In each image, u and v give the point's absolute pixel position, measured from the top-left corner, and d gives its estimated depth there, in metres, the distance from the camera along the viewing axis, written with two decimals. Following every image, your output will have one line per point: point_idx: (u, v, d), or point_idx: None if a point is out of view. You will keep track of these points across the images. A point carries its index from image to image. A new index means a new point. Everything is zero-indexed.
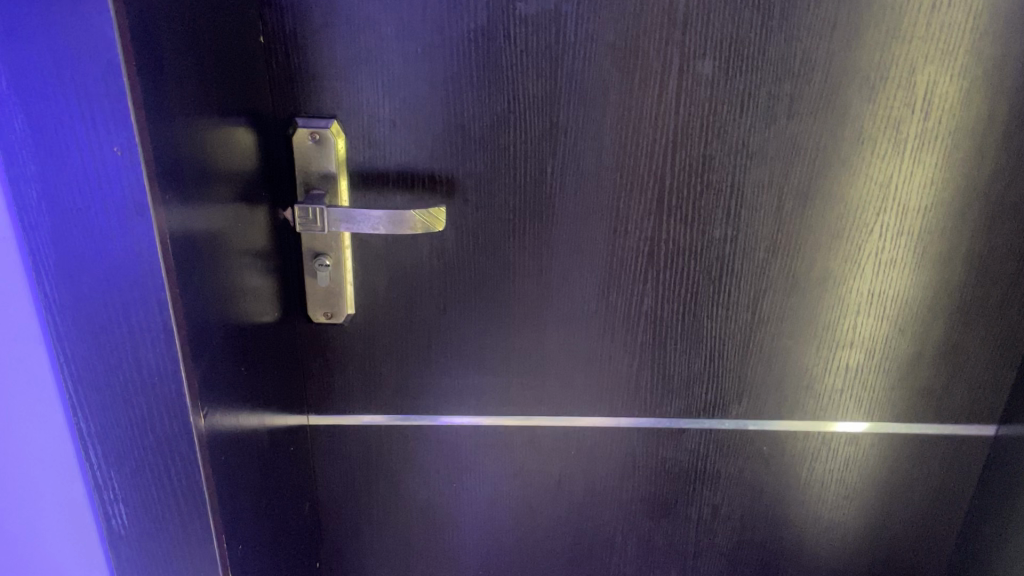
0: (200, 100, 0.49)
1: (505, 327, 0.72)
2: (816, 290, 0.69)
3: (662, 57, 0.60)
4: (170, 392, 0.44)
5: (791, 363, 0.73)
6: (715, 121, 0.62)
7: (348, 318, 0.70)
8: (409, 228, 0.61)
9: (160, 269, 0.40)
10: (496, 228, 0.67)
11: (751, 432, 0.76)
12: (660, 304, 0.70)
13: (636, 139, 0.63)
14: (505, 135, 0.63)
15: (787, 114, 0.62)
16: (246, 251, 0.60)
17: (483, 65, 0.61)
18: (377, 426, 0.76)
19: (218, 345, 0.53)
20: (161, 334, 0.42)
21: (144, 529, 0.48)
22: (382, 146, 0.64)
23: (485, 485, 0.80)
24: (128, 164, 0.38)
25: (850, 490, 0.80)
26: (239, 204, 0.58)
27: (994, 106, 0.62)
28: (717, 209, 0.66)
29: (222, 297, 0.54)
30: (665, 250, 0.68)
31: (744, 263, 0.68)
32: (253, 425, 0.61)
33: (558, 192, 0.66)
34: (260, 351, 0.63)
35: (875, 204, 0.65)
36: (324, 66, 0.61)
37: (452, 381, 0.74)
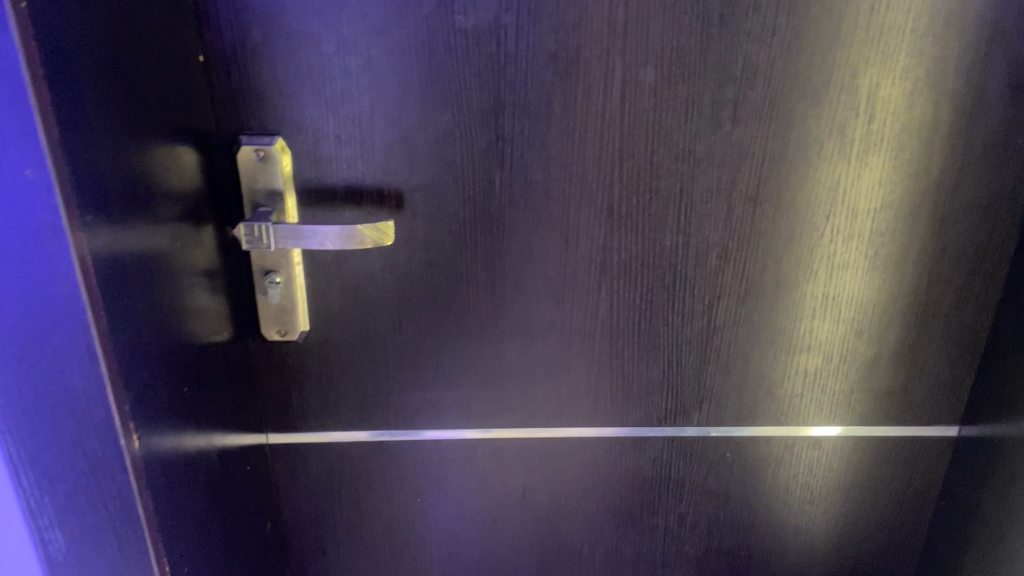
0: (133, 124, 0.50)
1: (461, 340, 0.71)
2: (770, 295, 0.69)
3: (604, 65, 0.60)
4: (99, 413, 0.45)
5: (749, 369, 0.72)
6: (660, 129, 0.62)
7: (302, 335, 0.70)
8: (356, 243, 0.61)
9: (80, 290, 0.42)
10: (447, 241, 0.67)
11: (713, 438, 0.76)
12: (615, 313, 0.70)
13: (582, 149, 0.63)
14: (451, 148, 0.63)
15: (731, 120, 0.62)
16: (193, 272, 0.60)
17: (425, 78, 0.61)
18: (337, 443, 0.75)
19: (157, 367, 0.53)
20: (85, 354, 0.43)
21: (82, 553, 0.48)
22: (328, 161, 0.63)
23: (449, 500, 0.79)
24: (42, 185, 0.39)
25: (815, 494, 0.79)
26: (183, 223, 0.58)
27: (938, 106, 0.62)
28: (667, 217, 0.66)
29: (164, 318, 0.54)
30: (617, 258, 0.68)
31: (697, 269, 0.68)
32: (197, 446, 0.60)
33: (507, 204, 0.65)
34: (205, 371, 0.62)
35: (824, 208, 0.65)
36: (266, 83, 0.60)
37: (411, 396, 0.74)
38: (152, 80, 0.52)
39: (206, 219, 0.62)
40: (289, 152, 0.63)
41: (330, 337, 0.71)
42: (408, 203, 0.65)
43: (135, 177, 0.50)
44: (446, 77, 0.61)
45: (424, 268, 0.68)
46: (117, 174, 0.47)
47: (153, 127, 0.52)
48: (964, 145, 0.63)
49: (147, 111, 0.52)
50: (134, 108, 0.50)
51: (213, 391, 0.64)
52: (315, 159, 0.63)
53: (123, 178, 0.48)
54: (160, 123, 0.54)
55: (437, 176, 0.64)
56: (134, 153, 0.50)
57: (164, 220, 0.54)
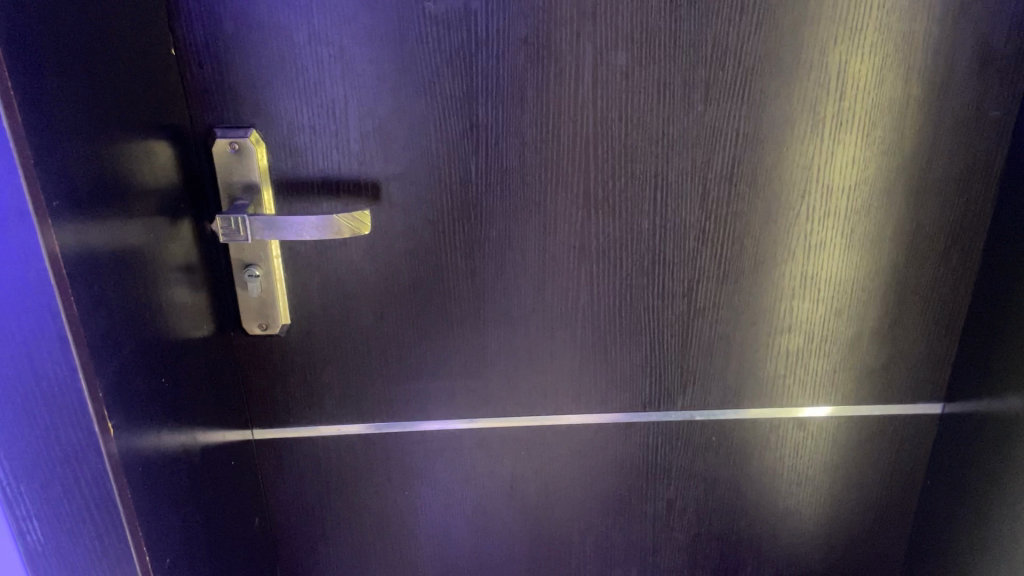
0: (104, 118, 0.50)
1: (444, 330, 0.71)
2: (750, 275, 0.69)
3: (576, 50, 0.61)
4: (72, 401, 0.45)
5: (731, 351, 0.73)
6: (633, 112, 0.63)
7: (284, 328, 0.70)
8: (334, 233, 0.61)
9: (48, 276, 0.42)
10: (425, 230, 0.67)
11: (698, 422, 0.76)
12: (595, 298, 0.70)
13: (556, 134, 0.64)
14: (425, 137, 0.63)
15: (703, 101, 0.62)
16: (171, 267, 0.60)
17: (397, 66, 0.61)
18: (323, 437, 0.76)
19: (134, 358, 0.53)
20: (57, 341, 0.43)
21: (60, 543, 0.48)
22: (304, 153, 0.64)
23: (437, 492, 0.79)
24: (5, 170, 0.39)
25: (803, 477, 0.79)
26: (160, 218, 0.58)
27: (908, 82, 0.62)
28: (644, 200, 0.66)
29: (141, 313, 0.54)
30: (596, 243, 0.68)
31: (675, 252, 0.68)
32: (179, 441, 0.60)
33: (484, 191, 0.66)
34: (185, 365, 0.62)
35: (800, 187, 0.66)
36: (239, 76, 0.61)
37: (395, 387, 0.74)
38: (122, 75, 0.52)
39: (184, 214, 0.62)
40: (265, 144, 0.63)
41: (312, 330, 0.71)
42: (385, 193, 0.65)
43: (108, 171, 0.50)
44: (418, 65, 0.61)
45: (403, 258, 0.68)
46: (87, 165, 0.47)
47: (125, 122, 0.53)
48: (935, 120, 0.63)
49: (118, 105, 0.52)
50: (104, 102, 0.50)
51: (194, 387, 0.64)
52: (290, 151, 0.63)
53: (95, 170, 0.48)
54: (132, 117, 0.54)
55: (412, 166, 0.64)
56: (106, 146, 0.50)
57: (138, 215, 0.54)
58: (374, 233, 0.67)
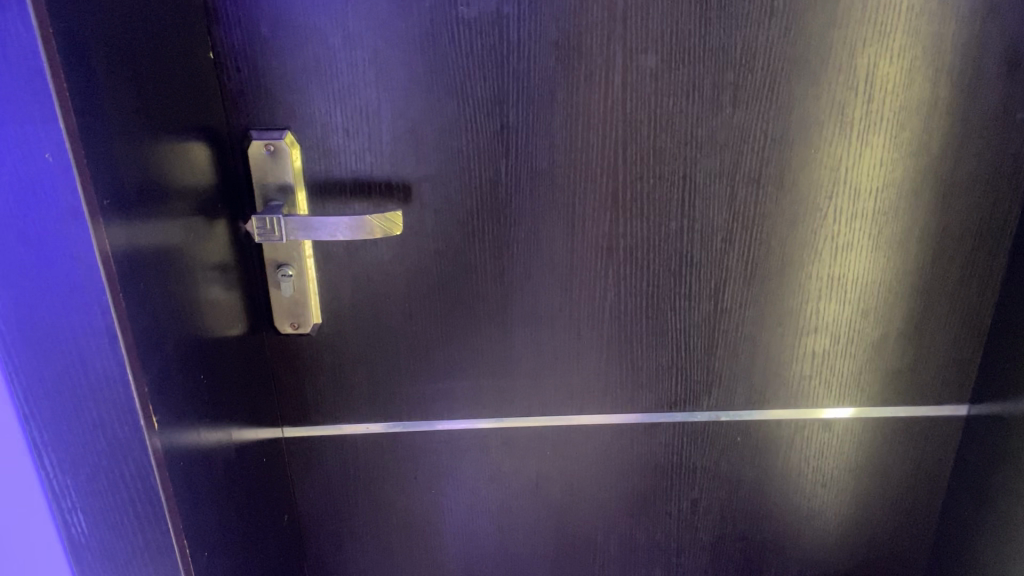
0: (148, 119, 0.51)
1: (472, 330, 0.72)
2: (776, 276, 0.70)
3: (605, 53, 0.61)
4: (119, 395, 0.46)
5: (757, 352, 0.73)
6: (662, 114, 0.63)
7: (314, 327, 0.71)
8: (366, 234, 0.62)
9: (100, 273, 0.43)
10: (455, 230, 0.68)
11: (723, 423, 0.77)
12: (622, 298, 0.71)
13: (586, 136, 0.64)
14: (457, 138, 0.64)
15: (732, 103, 0.63)
16: (207, 266, 0.61)
17: (430, 69, 0.62)
18: (351, 435, 0.77)
19: (175, 355, 0.54)
20: (106, 336, 0.44)
21: (104, 536, 0.49)
22: (337, 155, 0.65)
23: (463, 491, 0.80)
24: (61, 168, 0.40)
25: (827, 478, 0.80)
26: (197, 218, 0.59)
27: (936, 84, 0.62)
28: (671, 201, 0.67)
29: (180, 311, 0.56)
30: (624, 244, 0.68)
31: (702, 253, 0.69)
32: (214, 437, 0.61)
33: (514, 193, 0.66)
34: (220, 362, 0.63)
35: (827, 188, 0.66)
36: (274, 79, 0.62)
37: (422, 387, 0.75)
38: (165, 78, 0.54)
39: (219, 214, 0.63)
40: (299, 146, 0.64)
41: (343, 329, 0.72)
42: (416, 194, 0.66)
43: (151, 171, 0.51)
44: (450, 68, 0.62)
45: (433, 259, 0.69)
46: (132, 165, 0.48)
47: (166, 124, 0.54)
48: (963, 122, 0.64)
49: (160, 108, 0.53)
50: (149, 104, 0.51)
51: (229, 385, 0.65)
52: (324, 152, 0.64)
53: (140, 170, 0.49)
54: (173, 119, 0.55)
55: (443, 168, 0.65)
56: (150, 147, 0.51)
57: (178, 214, 0.55)
58: (404, 234, 0.68)
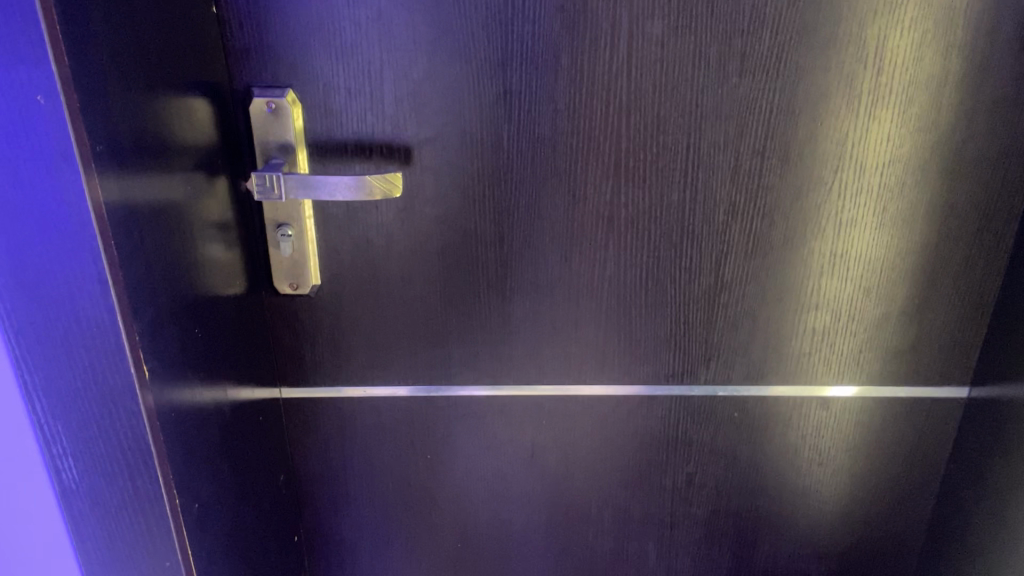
0: (148, 73, 0.51)
1: (471, 296, 0.72)
2: (780, 251, 0.69)
3: (611, 18, 0.61)
4: (110, 342, 0.46)
5: (756, 327, 0.73)
6: (667, 82, 0.63)
7: (313, 289, 0.71)
8: (365, 195, 0.62)
9: (90, 219, 0.43)
10: (455, 195, 0.68)
11: (721, 398, 0.76)
12: (623, 270, 0.70)
13: (589, 103, 0.64)
14: (459, 101, 0.64)
15: (738, 73, 0.62)
16: (207, 223, 0.61)
17: (433, 30, 0.61)
18: (349, 397, 0.77)
19: (170, 308, 0.54)
20: (96, 282, 0.45)
21: (95, 481, 0.50)
22: (339, 115, 0.64)
23: (459, 457, 0.80)
24: (52, 110, 0.40)
25: (824, 456, 0.79)
26: (197, 173, 0.59)
27: (947, 59, 0.61)
28: (674, 172, 0.66)
29: (178, 266, 0.56)
30: (625, 214, 0.68)
31: (704, 225, 0.68)
32: (209, 392, 0.62)
33: (515, 159, 0.66)
34: (217, 319, 0.64)
35: (833, 162, 0.65)
36: (277, 36, 0.62)
37: (420, 352, 0.75)
38: (166, 32, 0.54)
39: (219, 172, 0.63)
40: (300, 105, 0.64)
41: (342, 291, 0.72)
42: (417, 157, 0.66)
43: (150, 123, 0.51)
44: (454, 29, 0.61)
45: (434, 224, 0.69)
46: (128, 114, 0.48)
47: (168, 79, 0.54)
48: (973, 99, 0.63)
49: (162, 62, 0.53)
50: (149, 59, 0.51)
51: (226, 343, 0.65)
52: (325, 111, 0.64)
53: (136, 120, 0.49)
54: (174, 72, 0.55)
55: (445, 131, 0.65)
56: (149, 101, 0.51)
57: (178, 170, 0.56)
58: (405, 197, 0.68)
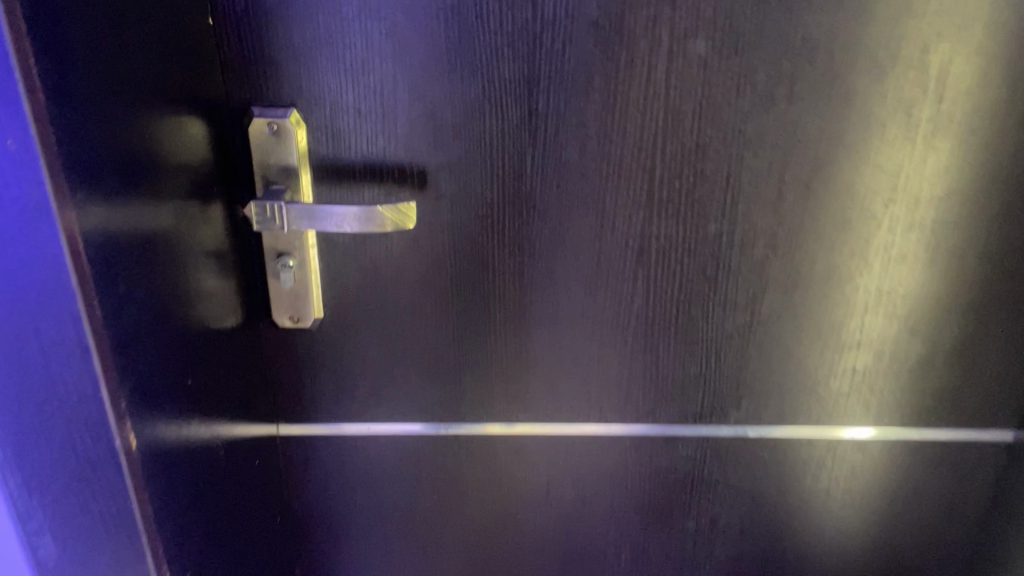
0: (137, 97, 0.45)
1: (486, 330, 0.67)
2: (822, 288, 0.64)
3: (650, 37, 0.55)
4: (93, 411, 0.41)
5: (792, 366, 0.68)
6: (708, 107, 0.57)
7: (315, 322, 0.66)
8: (375, 226, 0.56)
9: (70, 279, 0.38)
10: (472, 224, 0.62)
11: (750, 439, 0.71)
12: (651, 305, 0.65)
13: (622, 128, 0.58)
14: (480, 124, 0.58)
15: (787, 98, 0.57)
16: (199, 255, 0.55)
17: (453, 46, 0.56)
18: (351, 435, 0.71)
19: (159, 358, 0.49)
20: (77, 348, 0.39)
21: (75, 560, 0.44)
22: (347, 137, 0.59)
23: (468, 498, 0.75)
24: (25, 157, 0.35)
25: (856, 499, 0.75)
26: (191, 201, 0.53)
27: (1014, 86, 0.56)
28: (712, 203, 0.61)
29: (168, 308, 0.50)
30: (656, 246, 0.63)
31: (741, 259, 0.63)
32: (202, 441, 0.56)
33: (539, 186, 0.61)
34: (211, 358, 0.58)
35: (884, 195, 0.60)
36: (280, 51, 0.56)
37: (430, 386, 0.70)
38: (157, 48, 0.48)
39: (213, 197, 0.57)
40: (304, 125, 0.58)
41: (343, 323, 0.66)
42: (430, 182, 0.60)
43: (139, 153, 0.45)
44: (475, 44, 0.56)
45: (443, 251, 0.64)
46: (112, 146, 0.42)
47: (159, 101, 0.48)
48: None
49: (153, 83, 0.47)
50: (138, 80, 0.45)
51: (219, 383, 0.60)
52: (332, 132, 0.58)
53: (121, 150, 0.43)
54: (165, 93, 0.49)
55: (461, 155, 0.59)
56: (138, 128, 0.45)
57: (168, 202, 0.50)
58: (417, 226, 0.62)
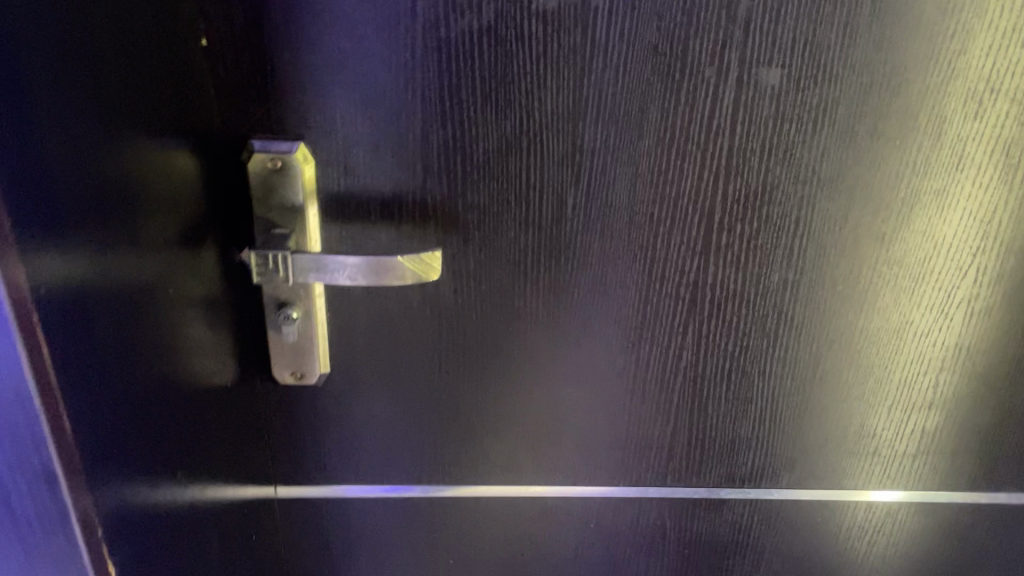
0: (116, 140, 0.37)
1: (513, 386, 0.59)
2: (894, 343, 0.57)
3: (717, 64, 0.47)
4: (62, 544, 0.35)
5: (854, 427, 0.61)
6: (779, 144, 0.50)
7: (321, 378, 0.58)
8: (394, 279, 0.49)
9: (30, 399, 0.31)
10: (502, 271, 0.54)
11: (802, 503, 0.64)
12: (701, 359, 0.58)
13: (679, 166, 0.51)
14: (515, 161, 0.51)
15: (869, 135, 0.49)
16: (189, 311, 0.48)
17: (488, 72, 0.48)
18: (359, 498, 0.64)
19: (141, 445, 0.41)
20: (41, 476, 0.33)
21: None
22: (361, 174, 0.51)
23: (487, 563, 0.67)
24: None
25: (914, 565, 0.68)
26: (180, 250, 0.46)
27: None
28: (776, 250, 0.53)
29: (153, 381, 0.43)
30: (710, 296, 0.55)
31: (805, 312, 0.56)
32: (189, 528, 0.49)
33: (580, 230, 0.53)
34: (203, 425, 0.51)
35: (971, 243, 0.53)
36: (285, 76, 0.48)
37: (448, 447, 0.62)
38: (143, 77, 0.40)
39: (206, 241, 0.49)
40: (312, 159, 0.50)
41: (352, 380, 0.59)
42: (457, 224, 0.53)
43: (116, 211, 0.38)
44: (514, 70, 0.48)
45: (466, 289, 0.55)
46: (81, 206, 0.34)
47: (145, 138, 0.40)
48: None
49: (137, 119, 0.40)
50: (119, 119, 0.38)
51: (211, 454, 0.52)
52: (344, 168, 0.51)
53: (93, 210, 0.35)
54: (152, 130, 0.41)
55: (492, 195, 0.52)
56: (117, 177, 0.38)
57: (152, 256, 0.42)
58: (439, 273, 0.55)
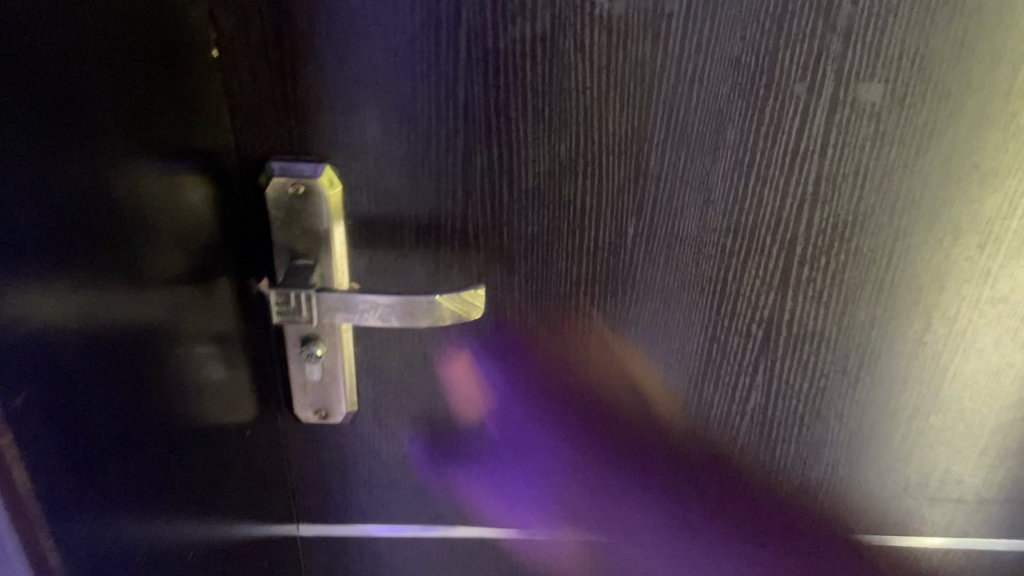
0: (114, 178, 0.32)
1: (559, 426, 0.54)
2: (989, 387, 0.51)
3: (810, 80, 0.41)
4: None
5: (936, 473, 0.55)
6: (876, 171, 0.43)
7: (348, 417, 0.52)
8: (431, 320, 0.44)
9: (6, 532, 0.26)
10: (551, 305, 0.49)
11: (872, 551, 0.58)
12: (770, 400, 0.52)
13: (757, 192, 0.44)
14: (569, 186, 0.44)
15: (980, 158, 0.43)
16: (201, 353, 0.43)
17: (541, 88, 0.41)
18: (387, 536, 0.59)
19: (149, 515, 0.36)
20: None
21: None
22: (395, 200, 0.45)
23: None
24: None
25: None
26: (194, 285, 0.41)
27: None
28: (864, 286, 0.47)
29: (162, 442, 0.38)
30: (784, 334, 0.49)
31: (891, 353, 0.49)
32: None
33: (641, 261, 0.47)
34: (224, 468, 0.46)
35: None
36: (308, 91, 0.41)
37: (489, 486, 0.56)
38: (148, 96, 0.35)
39: (217, 270, 0.44)
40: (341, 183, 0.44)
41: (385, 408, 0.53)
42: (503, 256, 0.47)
43: (116, 257, 0.33)
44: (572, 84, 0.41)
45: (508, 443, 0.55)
46: (66, 260, 0.29)
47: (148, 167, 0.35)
48: None
49: (143, 150, 0.34)
50: (116, 153, 0.32)
51: (228, 512, 0.47)
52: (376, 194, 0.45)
53: (77, 267, 0.30)
54: (162, 157, 0.36)
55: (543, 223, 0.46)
56: (115, 218, 0.32)
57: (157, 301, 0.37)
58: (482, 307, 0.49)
